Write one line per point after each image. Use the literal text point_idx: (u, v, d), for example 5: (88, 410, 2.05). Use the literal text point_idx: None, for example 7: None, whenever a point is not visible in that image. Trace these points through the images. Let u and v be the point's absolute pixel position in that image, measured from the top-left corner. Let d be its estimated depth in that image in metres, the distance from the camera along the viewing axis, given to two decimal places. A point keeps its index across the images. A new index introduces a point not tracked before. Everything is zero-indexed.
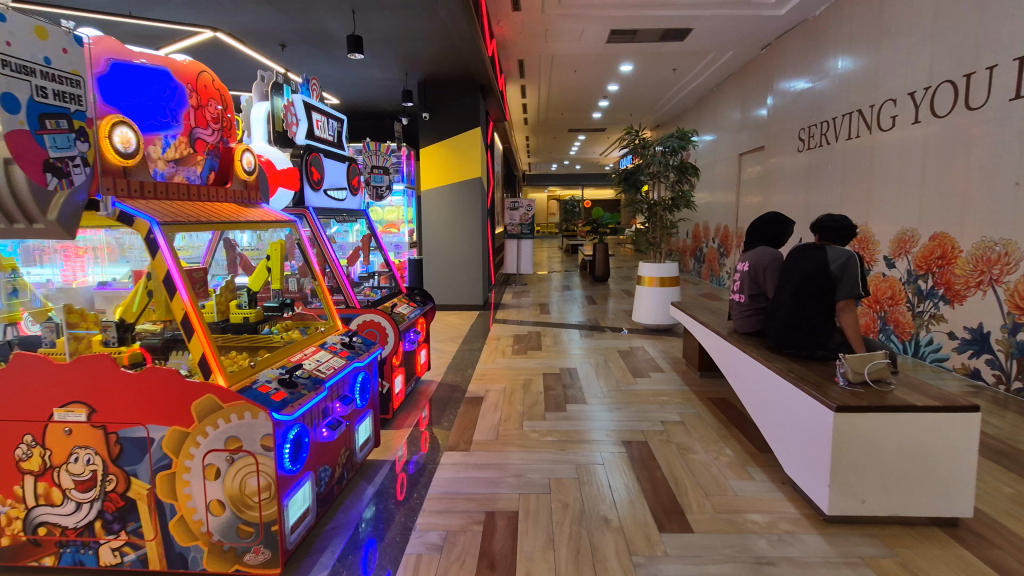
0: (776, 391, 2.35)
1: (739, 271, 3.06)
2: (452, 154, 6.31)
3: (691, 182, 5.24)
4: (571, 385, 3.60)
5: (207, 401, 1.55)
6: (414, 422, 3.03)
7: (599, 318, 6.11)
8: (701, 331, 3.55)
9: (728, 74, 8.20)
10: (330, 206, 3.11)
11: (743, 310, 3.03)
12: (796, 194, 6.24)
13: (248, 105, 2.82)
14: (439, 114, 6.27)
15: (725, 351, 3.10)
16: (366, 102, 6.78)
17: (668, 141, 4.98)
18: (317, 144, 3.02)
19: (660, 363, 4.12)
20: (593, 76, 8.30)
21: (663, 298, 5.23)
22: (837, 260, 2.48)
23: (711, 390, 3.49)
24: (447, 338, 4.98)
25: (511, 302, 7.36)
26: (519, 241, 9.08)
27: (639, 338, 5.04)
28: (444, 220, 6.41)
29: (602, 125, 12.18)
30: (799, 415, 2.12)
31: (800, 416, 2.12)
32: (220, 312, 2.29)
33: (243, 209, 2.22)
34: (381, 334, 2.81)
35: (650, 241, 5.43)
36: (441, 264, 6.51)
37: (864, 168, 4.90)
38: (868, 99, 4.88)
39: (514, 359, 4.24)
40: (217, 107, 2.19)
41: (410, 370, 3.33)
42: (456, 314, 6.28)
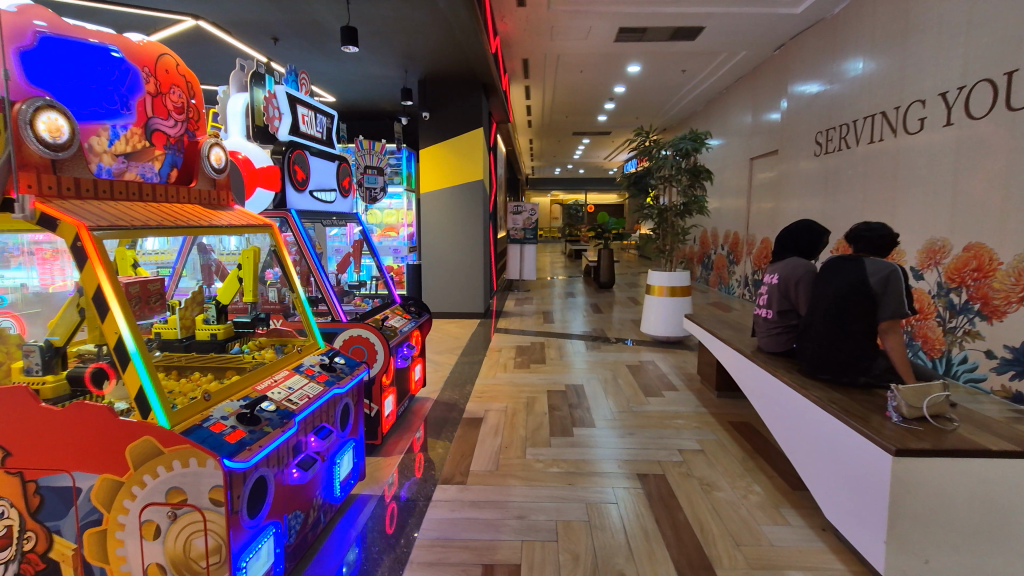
0: (815, 424, 2.06)
1: (767, 286, 2.79)
2: (452, 155, 6.04)
3: (704, 186, 4.96)
4: (578, 405, 3.32)
5: (145, 445, 1.28)
6: (407, 446, 2.76)
7: (605, 328, 5.83)
8: (721, 348, 3.27)
9: (739, 75, 7.93)
10: (317, 208, 2.84)
11: (770, 327, 2.76)
12: (812, 200, 5.96)
13: (225, 97, 2.55)
14: (439, 114, 6.02)
15: (751, 373, 2.82)
16: (364, 101, 6.53)
17: (680, 142, 4.71)
18: (304, 141, 2.75)
19: (673, 380, 3.84)
20: (599, 76, 8.03)
21: (674, 309, 4.95)
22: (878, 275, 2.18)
23: (731, 412, 3.22)
24: (446, 349, 4.71)
25: (513, 309, 7.08)
26: (521, 246, 8.81)
27: (648, 351, 4.76)
28: (443, 224, 6.15)
29: (607, 128, 11.92)
30: (847, 455, 1.84)
31: (847, 457, 1.84)
32: (183, 329, 2.02)
33: (213, 212, 1.96)
34: (370, 352, 2.53)
35: (660, 248, 5.15)
36: (441, 271, 6.23)
37: (888, 173, 4.63)
38: (892, 101, 4.61)
39: (516, 374, 3.96)
40: (181, 95, 1.93)
41: (403, 389, 3.05)
42: (456, 322, 6.01)
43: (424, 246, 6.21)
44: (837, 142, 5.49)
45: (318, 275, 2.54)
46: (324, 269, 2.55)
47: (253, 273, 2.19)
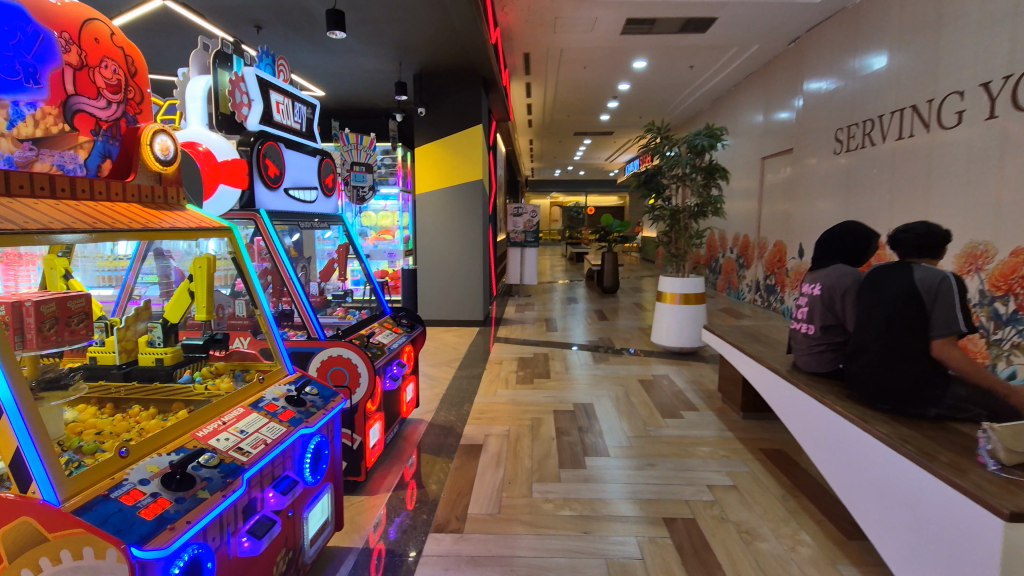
0: (895, 473, 1.72)
1: (808, 297, 2.45)
2: (449, 154, 5.71)
3: (720, 186, 4.62)
4: (588, 428, 2.98)
5: (20, 530, 0.92)
6: (396, 481, 2.41)
7: (613, 337, 5.49)
8: (748, 365, 2.94)
9: (749, 72, 7.62)
10: (295, 208, 2.50)
11: (811, 344, 2.43)
12: (829, 201, 5.63)
13: (185, 80, 2.21)
14: (436, 110, 5.69)
15: (790, 397, 2.47)
16: (357, 97, 6.20)
17: (694, 138, 4.37)
18: (278, 132, 2.41)
19: (692, 398, 3.50)
20: (603, 72, 7.72)
21: (687, 318, 4.62)
22: (925, 284, 1.84)
23: (761, 438, 2.88)
24: (442, 362, 4.36)
25: (514, 316, 6.75)
26: (522, 249, 8.47)
27: (660, 363, 4.42)
28: (441, 227, 5.81)
29: (610, 128, 11.61)
30: (944, 515, 1.51)
31: (944, 517, 1.51)
32: (123, 353, 1.67)
33: (159, 212, 1.60)
34: (353, 375, 2.19)
35: (671, 252, 4.81)
36: (438, 276, 5.89)
37: (920, 172, 4.30)
38: (923, 94, 4.29)
39: (519, 391, 3.62)
40: (117, 71, 1.58)
41: (392, 413, 2.71)
42: (454, 331, 5.67)
43: (420, 250, 5.87)
44: (859, 140, 5.17)
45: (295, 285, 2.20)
46: (299, 279, 2.21)
47: (207, 289, 1.86)
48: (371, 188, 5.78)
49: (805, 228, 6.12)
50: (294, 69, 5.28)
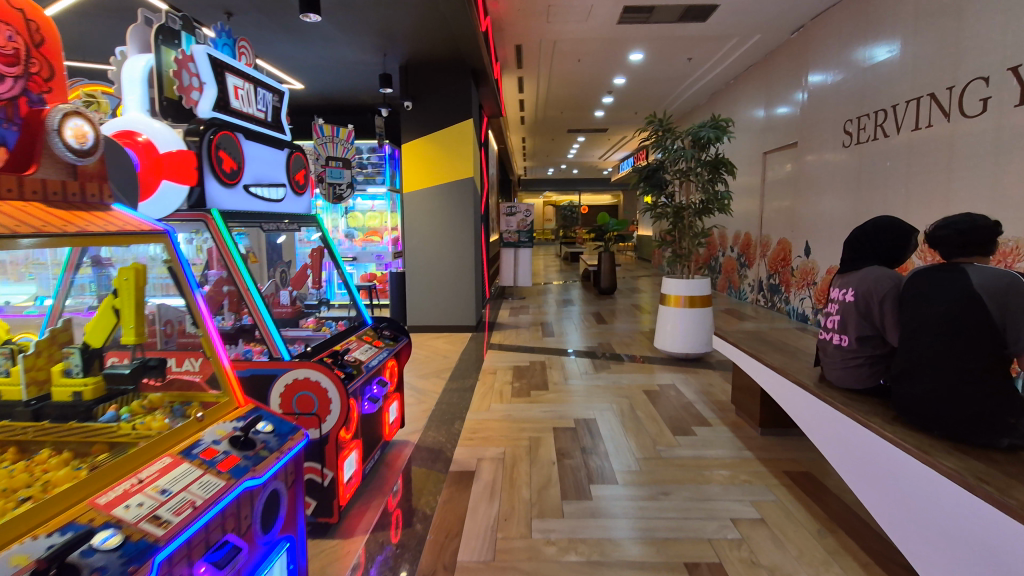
0: (974, 520, 1.43)
1: (840, 303, 2.17)
2: (439, 150, 5.40)
3: (726, 182, 4.34)
4: (591, 449, 2.69)
5: None
6: (375, 518, 2.12)
7: (613, 341, 5.22)
8: (768, 378, 2.66)
9: (749, 65, 7.37)
10: (258, 208, 2.20)
11: (846, 357, 2.15)
12: (837, 196, 5.38)
13: (122, 60, 1.90)
14: (424, 104, 5.39)
15: (824, 417, 2.19)
16: (341, 91, 5.89)
17: (699, 130, 4.10)
18: (235, 120, 2.10)
19: (703, 412, 3.22)
20: (598, 66, 7.45)
21: (692, 322, 4.34)
22: (994, 289, 1.60)
23: (784, 458, 2.59)
24: (432, 372, 4.06)
25: (508, 320, 6.46)
26: (516, 250, 8.18)
27: (665, 371, 4.14)
28: (431, 228, 5.51)
29: (604, 125, 11.36)
30: None
31: None
32: (31, 387, 1.36)
33: (74, 214, 1.28)
34: (322, 401, 1.89)
35: (673, 252, 4.53)
36: (428, 279, 5.58)
37: (940, 165, 4.05)
38: (942, 81, 4.03)
39: (514, 406, 3.33)
40: (13, 36, 1.29)
41: (372, 438, 2.40)
42: (444, 338, 5.37)
43: (409, 252, 5.57)
44: (869, 132, 4.91)
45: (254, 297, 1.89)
46: (259, 291, 1.91)
47: (137, 305, 1.49)
48: (349, 186, 5.41)
49: (811, 225, 5.86)
50: (272, 60, 4.96)
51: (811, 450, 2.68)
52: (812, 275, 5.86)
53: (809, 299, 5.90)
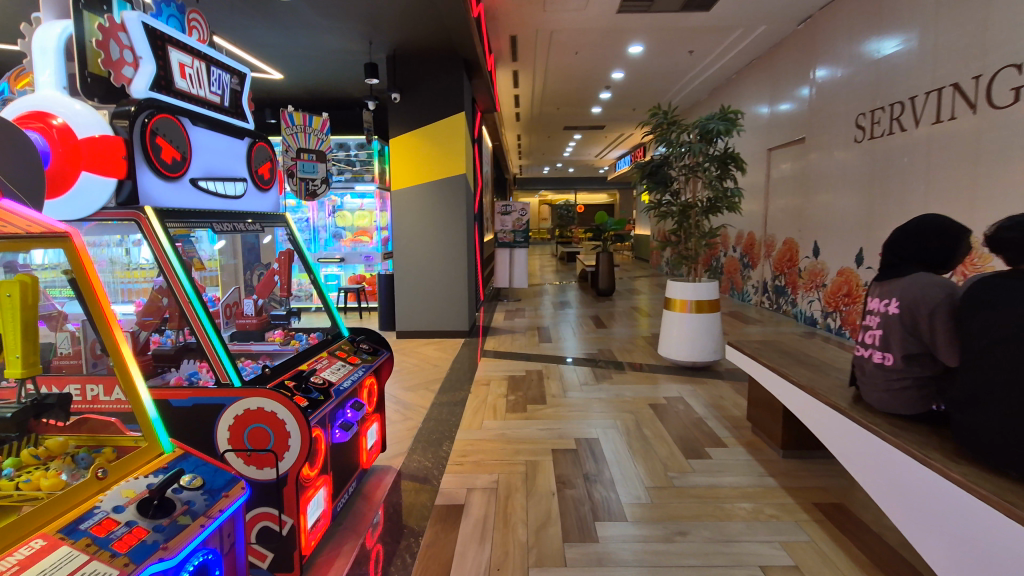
0: None
1: (878, 316, 1.88)
2: (428, 145, 5.10)
3: (735, 178, 4.06)
4: (595, 476, 2.40)
5: None
6: (345, 568, 1.81)
7: (614, 348, 4.93)
8: (793, 396, 2.37)
9: (752, 58, 7.09)
10: (210, 205, 1.90)
11: (890, 378, 1.86)
12: (848, 194, 5.11)
13: (34, 28, 1.59)
14: (412, 97, 5.08)
15: (863, 446, 1.90)
16: (325, 83, 5.58)
17: (706, 122, 3.81)
18: (179, 103, 1.80)
19: (716, 430, 2.94)
20: (596, 59, 7.16)
21: (699, 328, 4.07)
22: None
23: (811, 487, 2.32)
24: (420, 384, 3.76)
25: (503, 324, 6.16)
26: (511, 250, 7.88)
27: (670, 381, 3.86)
28: (420, 228, 5.20)
29: (601, 121, 11.06)
30: None
31: None
32: None
33: None
34: (279, 434, 1.59)
35: (679, 253, 4.24)
36: (418, 282, 5.27)
37: (964, 161, 3.78)
38: (967, 70, 3.76)
39: (509, 423, 3.04)
40: None
41: (346, 468, 2.10)
42: (435, 344, 5.08)
43: (398, 253, 5.26)
44: (882, 126, 4.64)
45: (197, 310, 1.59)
46: (203, 304, 1.61)
47: (25, 326, 1.06)
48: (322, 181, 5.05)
49: (820, 224, 5.59)
50: (249, 48, 4.64)
51: (840, 476, 2.41)
52: (820, 276, 5.59)
53: (818, 301, 5.63)
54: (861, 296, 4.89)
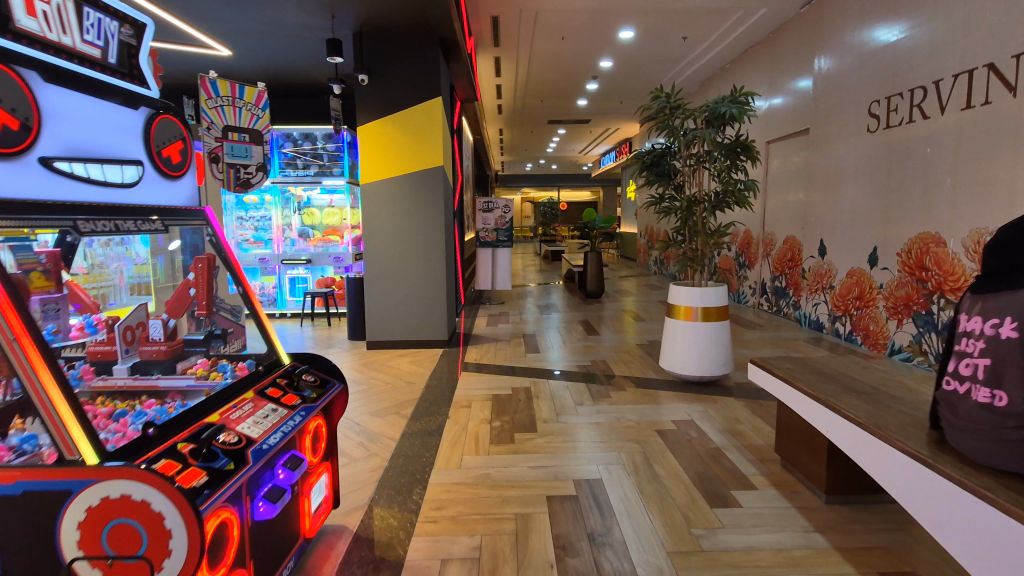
0: None
1: (985, 342, 1.40)
2: (401, 134, 4.57)
3: (746, 170, 3.59)
4: (602, 536, 1.93)
5: None
6: None
7: (608, 359, 4.45)
8: (847, 437, 1.92)
9: (749, 44, 6.69)
10: (76, 195, 1.35)
11: (998, 426, 1.39)
12: (860, 189, 4.71)
13: None
14: (383, 80, 4.54)
15: (956, 512, 1.45)
16: (286, 66, 5.01)
17: (716, 105, 3.36)
18: (20, 50, 1.23)
19: (740, 467, 2.47)
20: (584, 45, 6.70)
21: (706, 337, 3.62)
22: None
23: (871, 547, 1.86)
24: (389, 409, 3.23)
25: (486, 330, 5.68)
26: (494, 249, 7.38)
27: (676, 400, 3.40)
28: (393, 226, 4.67)
29: (586, 115, 10.63)
30: None
31: None
32: None
33: None
34: (154, 535, 1.08)
35: (683, 254, 3.78)
36: (390, 286, 4.73)
37: (1001, 150, 3.39)
38: (1004, 49, 3.36)
39: (493, 459, 2.55)
40: None
41: (281, 547, 1.59)
42: (411, 356, 4.57)
43: (367, 254, 4.71)
44: (901, 114, 4.23)
45: (80, 433, 1.07)
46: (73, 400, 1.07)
47: None
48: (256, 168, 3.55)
49: (828, 221, 5.19)
50: (194, 22, 4.06)
51: (901, 531, 1.96)
52: (827, 278, 5.21)
53: (825, 304, 5.24)
54: (875, 300, 4.50)
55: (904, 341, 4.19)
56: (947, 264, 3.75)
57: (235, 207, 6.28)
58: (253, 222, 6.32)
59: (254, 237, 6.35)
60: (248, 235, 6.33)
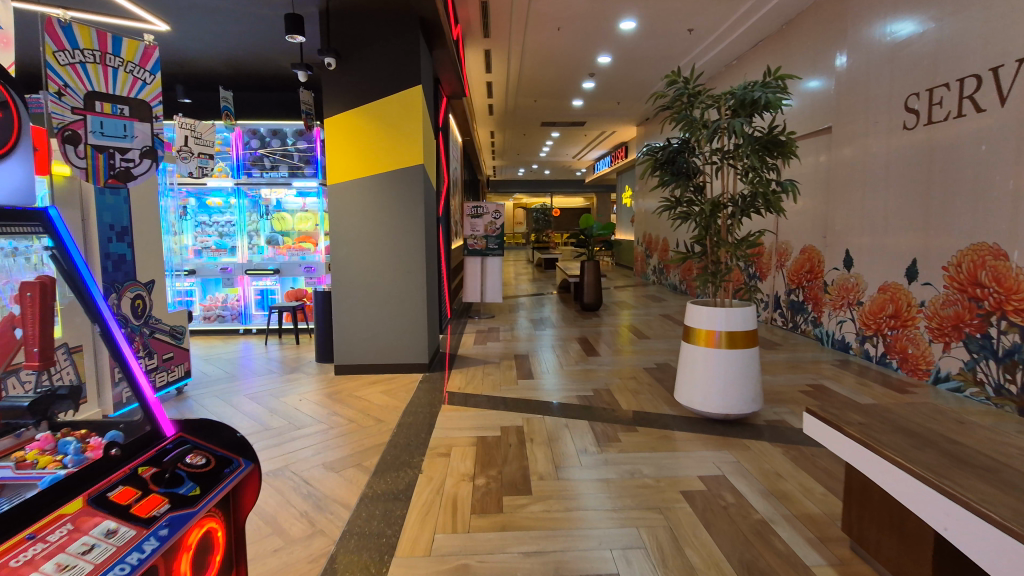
0: None
1: None
2: (374, 127, 3.98)
3: (779, 168, 3.04)
4: None
5: None
6: None
7: (611, 387, 3.88)
8: (989, 551, 1.27)
9: (760, 37, 6.17)
10: None
11: None
12: (892, 195, 4.18)
13: None
14: (354, 66, 3.95)
15: None
16: (245, 49, 4.41)
17: (745, 91, 2.81)
18: None
19: (796, 550, 1.90)
20: (581, 37, 6.16)
21: (730, 367, 3.05)
22: None
23: None
24: (349, 458, 2.64)
25: (473, 349, 5.09)
26: (483, 258, 6.80)
27: (697, 444, 2.83)
28: (365, 234, 4.07)
29: (582, 116, 10.12)
30: None
31: None
32: None
33: None
34: None
35: (703, 268, 3.19)
36: (362, 302, 4.13)
37: None
38: None
39: (472, 539, 1.96)
40: None
41: None
42: (385, 383, 3.97)
43: (335, 266, 4.11)
44: (945, 108, 3.69)
45: None
46: None
47: None
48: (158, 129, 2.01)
49: (853, 230, 4.66)
50: None
51: None
52: (854, 292, 4.67)
53: (851, 322, 4.70)
54: (915, 319, 3.95)
55: (953, 368, 3.65)
56: (1009, 280, 3.21)
57: (198, 211, 5.68)
58: (216, 228, 5.70)
59: (215, 244, 5.70)
60: (210, 242, 5.70)
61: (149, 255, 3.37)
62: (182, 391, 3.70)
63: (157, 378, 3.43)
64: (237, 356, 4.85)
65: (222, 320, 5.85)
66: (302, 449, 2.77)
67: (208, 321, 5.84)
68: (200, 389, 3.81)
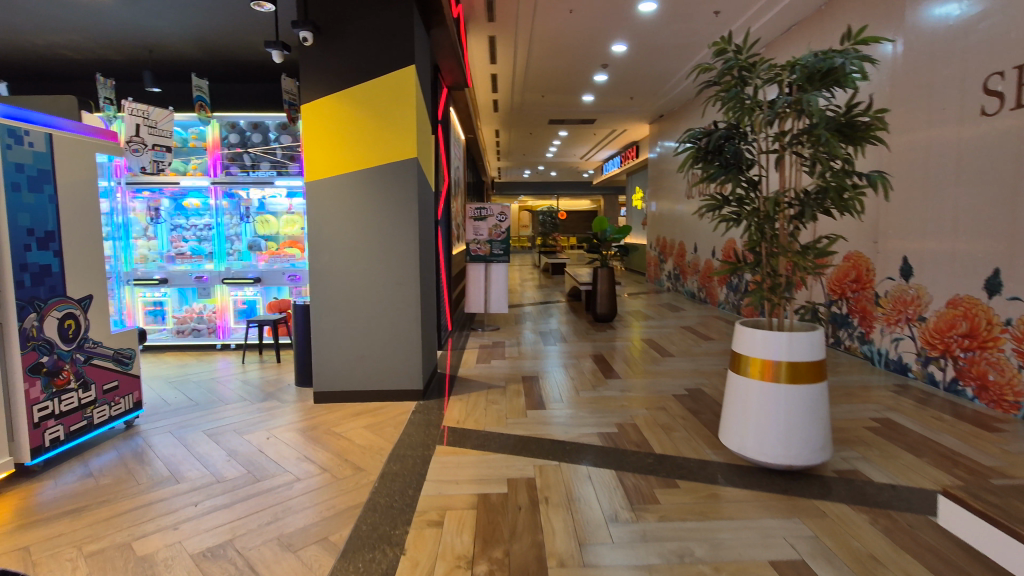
0: None
1: None
2: (360, 116, 3.40)
3: (857, 156, 2.42)
4: None
5: None
6: None
7: (636, 421, 3.27)
8: None
9: (795, 19, 5.57)
10: None
11: None
12: (964, 195, 3.58)
13: None
14: (335, 45, 3.38)
15: None
16: (215, 24, 3.86)
17: (820, 58, 2.21)
18: None
19: None
20: (596, 21, 5.56)
21: (795, 409, 2.44)
22: None
23: None
24: (315, 528, 2.06)
25: (475, 369, 4.50)
26: (486, 264, 6.20)
27: (757, 507, 2.23)
28: (350, 239, 3.50)
29: (592, 113, 9.52)
30: None
31: None
32: None
33: None
34: None
35: (759, 282, 2.58)
36: (348, 320, 3.55)
37: None
38: None
39: None
40: None
41: None
42: (372, 414, 3.39)
43: (315, 277, 3.53)
44: None
45: None
46: None
47: None
48: None
49: (912, 235, 4.05)
50: None
51: None
52: (915, 306, 4.04)
53: (911, 341, 4.09)
54: (999, 340, 3.34)
55: None
56: None
57: (173, 213, 5.10)
58: (193, 232, 5.13)
59: (192, 250, 5.14)
60: (185, 247, 5.13)
61: (85, 265, 2.81)
62: (131, 425, 3.14)
63: (95, 414, 2.86)
64: (209, 377, 4.29)
65: (197, 334, 5.27)
66: (258, 513, 2.19)
67: (181, 335, 5.25)
68: (154, 422, 3.23)
